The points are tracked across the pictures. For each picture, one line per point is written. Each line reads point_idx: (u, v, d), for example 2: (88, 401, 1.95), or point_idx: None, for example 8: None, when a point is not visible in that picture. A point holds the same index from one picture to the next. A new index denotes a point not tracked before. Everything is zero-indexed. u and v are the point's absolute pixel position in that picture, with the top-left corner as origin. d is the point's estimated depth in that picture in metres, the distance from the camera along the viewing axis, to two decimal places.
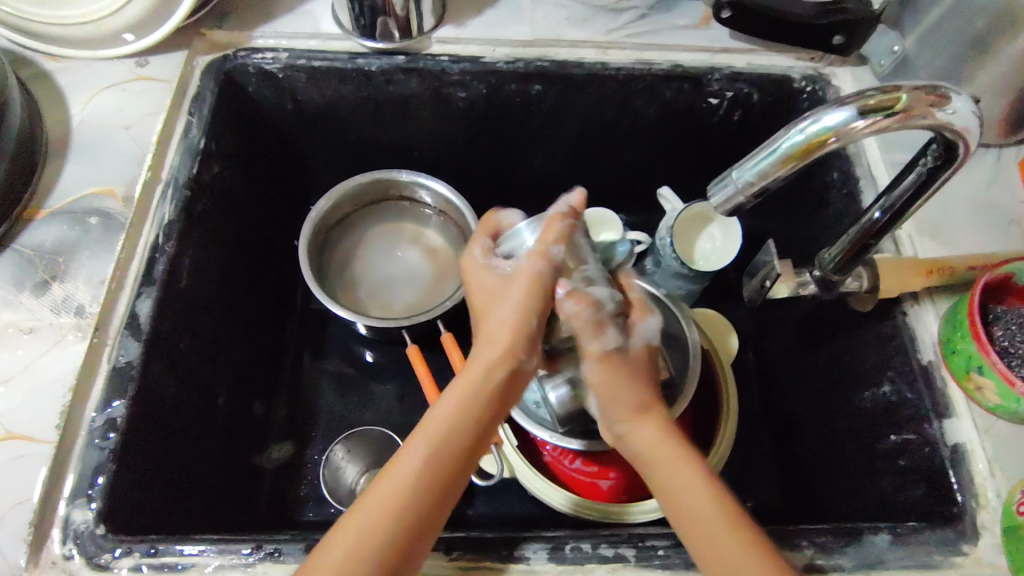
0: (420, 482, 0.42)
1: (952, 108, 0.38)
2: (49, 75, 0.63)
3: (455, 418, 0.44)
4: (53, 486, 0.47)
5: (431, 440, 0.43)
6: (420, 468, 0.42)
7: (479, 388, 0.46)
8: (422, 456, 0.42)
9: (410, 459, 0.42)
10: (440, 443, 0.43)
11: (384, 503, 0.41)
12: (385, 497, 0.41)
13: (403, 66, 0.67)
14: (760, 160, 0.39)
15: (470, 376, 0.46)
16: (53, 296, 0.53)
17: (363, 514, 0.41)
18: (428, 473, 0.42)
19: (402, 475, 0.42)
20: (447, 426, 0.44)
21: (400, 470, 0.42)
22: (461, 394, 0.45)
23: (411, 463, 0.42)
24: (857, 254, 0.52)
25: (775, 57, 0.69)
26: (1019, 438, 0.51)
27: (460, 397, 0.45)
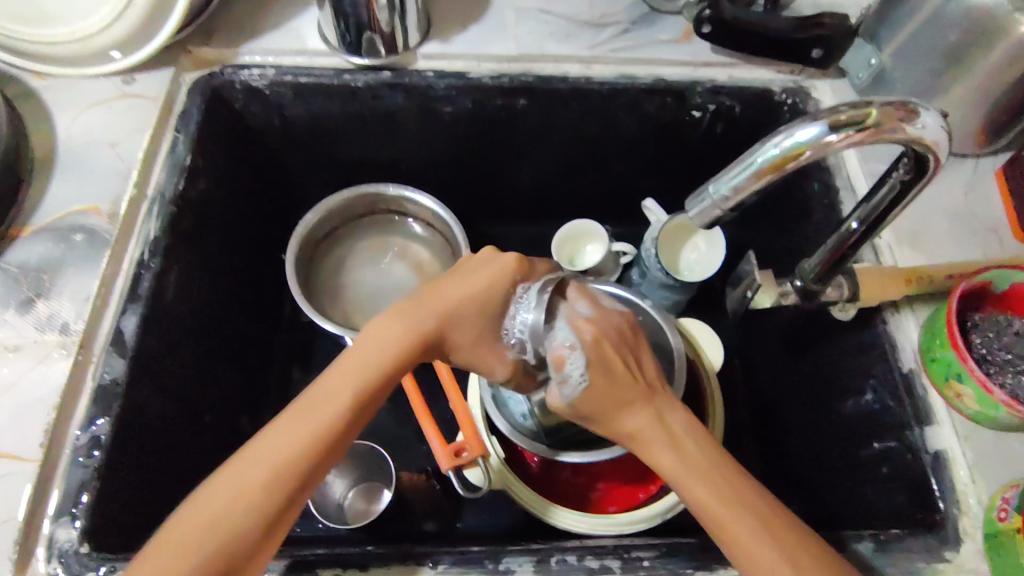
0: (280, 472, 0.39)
1: (921, 123, 0.38)
2: (35, 93, 0.63)
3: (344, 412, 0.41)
4: (37, 505, 0.47)
5: (305, 422, 0.40)
6: (290, 452, 0.39)
7: (377, 367, 0.43)
8: (301, 429, 0.40)
9: (275, 445, 0.39)
10: (330, 420, 0.40)
11: (237, 484, 0.38)
12: (244, 480, 0.38)
13: (389, 81, 0.67)
14: (736, 174, 0.39)
15: (373, 352, 0.44)
16: (38, 313, 0.53)
17: (221, 490, 0.38)
18: (292, 458, 0.39)
19: (267, 456, 0.39)
20: (324, 411, 0.41)
21: (269, 449, 0.39)
22: (352, 365, 0.43)
23: (285, 442, 0.39)
24: (836, 264, 0.53)
25: (756, 70, 0.70)
26: (998, 444, 0.52)
27: (347, 383, 0.42)
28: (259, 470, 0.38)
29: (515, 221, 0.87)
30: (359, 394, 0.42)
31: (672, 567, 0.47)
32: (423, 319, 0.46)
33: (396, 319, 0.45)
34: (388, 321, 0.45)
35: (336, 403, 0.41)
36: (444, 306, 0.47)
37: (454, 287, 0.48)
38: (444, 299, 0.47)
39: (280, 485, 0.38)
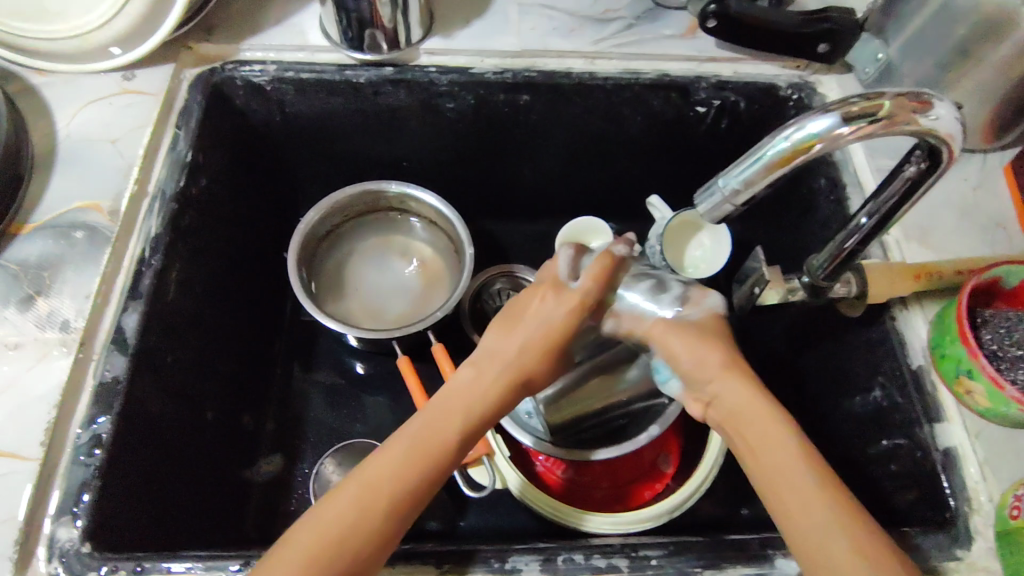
0: (381, 510, 0.42)
1: (936, 115, 0.37)
2: (35, 90, 0.63)
3: (449, 442, 0.45)
4: (38, 503, 0.46)
5: (413, 456, 0.44)
6: (387, 488, 0.42)
7: (477, 407, 0.47)
8: (393, 468, 0.43)
9: (382, 476, 0.43)
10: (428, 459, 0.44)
11: (346, 514, 0.41)
12: (358, 506, 0.41)
13: (391, 77, 0.67)
14: (746, 167, 0.39)
15: (467, 401, 0.48)
16: (38, 311, 0.52)
17: (327, 522, 0.41)
18: (397, 485, 0.43)
19: (380, 490, 0.42)
20: (435, 444, 0.45)
21: (371, 483, 0.42)
22: (446, 423, 0.46)
23: (380, 481, 0.42)
24: (846, 260, 0.51)
25: (761, 66, 0.70)
26: (1009, 440, 0.52)
27: (448, 424, 0.46)
28: (363, 504, 0.41)
29: (518, 217, 0.87)
30: (461, 428, 0.46)
31: (680, 566, 0.46)
32: (500, 370, 0.49)
33: (470, 370, 0.50)
34: (473, 378, 0.49)
35: (438, 438, 0.45)
36: (529, 342, 0.51)
37: (527, 331, 0.51)
38: (540, 347, 0.51)
39: (387, 517, 0.42)
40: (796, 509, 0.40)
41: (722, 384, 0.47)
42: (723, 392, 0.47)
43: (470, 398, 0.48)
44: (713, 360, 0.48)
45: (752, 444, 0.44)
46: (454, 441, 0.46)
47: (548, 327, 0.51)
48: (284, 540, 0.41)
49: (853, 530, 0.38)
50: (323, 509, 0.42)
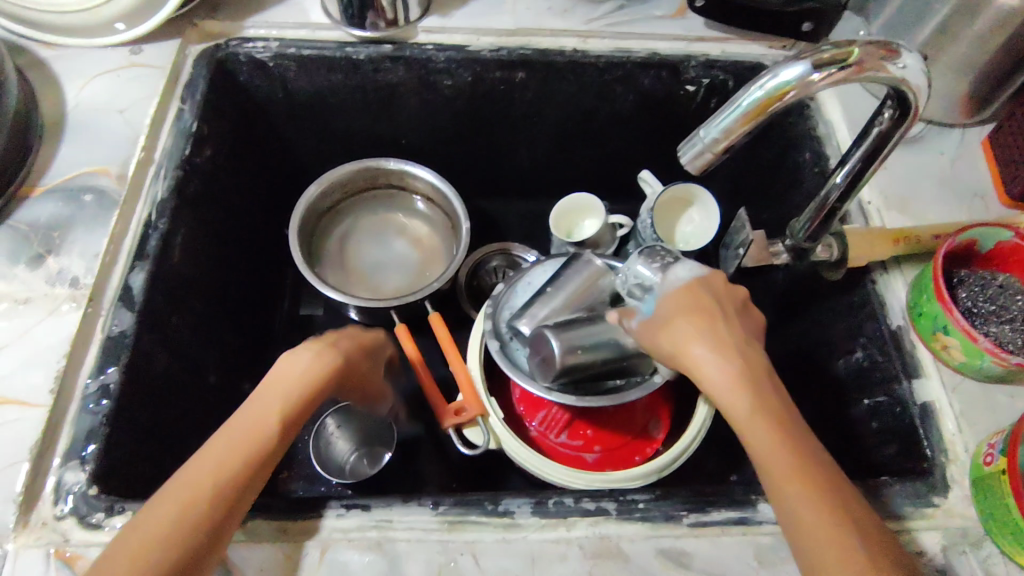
0: (211, 483, 0.40)
1: (903, 63, 0.40)
2: (45, 63, 0.65)
3: (258, 426, 0.44)
4: (47, 449, 0.48)
5: (239, 435, 0.43)
6: (217, 469, 0.41)
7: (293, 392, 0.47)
8: (223, 457, 0.42)
9: (209, 456, 0.42)
10: (253, 441, 0.43)
11: (175, 494, 0.40)
12: (187, 488, 0.40)
13: (390, 54, 0.69)
14: (725, 116, 0.41)
15: (275, 392, 0.47)
16: (48, 268, 0.54)
17: (158, 515, 0.39)
18: (226, 463, 0.41)
19: (202, 473, 0.41)
20: (253, 427, 0.44)
21: (201, 469, 0.41)
22: (260, 406, 0.46)
23: (207, 463, 0.41)
24: (826, 220, 0.54)
25: (748, 44, 0.72)
26: (984, 395, 0.54)
27: (261, 410, 0.45)
28: (192, 484, 0.40)
29: (513, 196, 0.89)
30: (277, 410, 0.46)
31: (667, 509, 0.48)
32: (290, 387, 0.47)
33: (281, 366, 0.49)
34: (269, 388, 0.47)
35: (252, 419, 0.45)
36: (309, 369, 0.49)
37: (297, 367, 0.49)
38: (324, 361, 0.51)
39: (219, 485, 0.41)
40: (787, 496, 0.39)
41: (710, 373, 0.44)
42: (713, 373, 0.44)
43: (270, 393, 0.47)
44: (698, 348, 0.45)
45: (738, 424, 0.42)
46: (264, 426, 0.44)
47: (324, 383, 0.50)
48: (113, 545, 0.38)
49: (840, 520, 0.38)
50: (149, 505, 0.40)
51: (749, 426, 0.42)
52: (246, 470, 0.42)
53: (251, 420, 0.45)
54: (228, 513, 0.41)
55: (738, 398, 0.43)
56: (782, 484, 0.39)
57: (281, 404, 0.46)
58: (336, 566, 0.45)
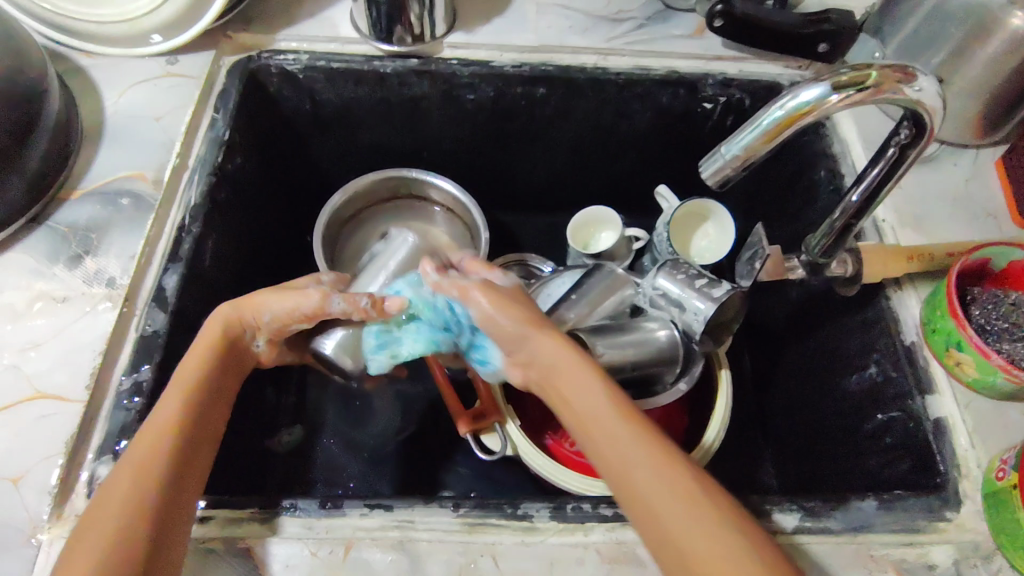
0: (145, 467, 0.43)
1: (919, 86, 0.42)
2: (84, 71, 0.67)
3: (172, 417, 0.46)
4: (82, 442, 0.50)
5: (152, 428, 0.45)
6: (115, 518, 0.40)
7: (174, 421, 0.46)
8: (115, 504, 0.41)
9: (139, 445, 0.44)
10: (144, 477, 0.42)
11: (115, 488, 0.42)
12: (126, 476, 0.42)
13: (416, 68, 0.71)
14: (745, 135, 0.43)
15: (179, 383, 0.48)
16: (86, 268, 0.56)
17: (98, 513, 0.41)
18: (156, 448, 0.44)
19: (136, 460, 0.43)
20: (167, 417, 0.46)
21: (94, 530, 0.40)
22: (169, 399, 0.47)
23: (137, 451, 0.44)
24: (841, 236, 0.55)
25: (765, 65, 0.73)
26: (997, 412, 0.55)
27: (167, 400, 0.47)
28: (129, 471, 0.43)
29: (531, 208, 0.90)
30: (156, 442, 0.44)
31: None
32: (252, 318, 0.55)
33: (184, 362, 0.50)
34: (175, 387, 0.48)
35: (161, 413, 0.46)
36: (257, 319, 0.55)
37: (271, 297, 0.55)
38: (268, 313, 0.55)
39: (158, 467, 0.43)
40: (652, 506, 0.40)
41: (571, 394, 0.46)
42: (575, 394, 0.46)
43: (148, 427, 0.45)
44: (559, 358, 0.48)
45: (597, 425, 0.44)
46: (178, 414, 0.46)
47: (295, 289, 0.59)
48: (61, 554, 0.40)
49: (713, 517, 0.38)
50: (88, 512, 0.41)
51: (599, 423, 0.44)
52: (177, 447, 0.45)
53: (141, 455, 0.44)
54: (175, 503, 0.43)
55: (592, 394, 0.45)
56: (652, 496, 0.40)
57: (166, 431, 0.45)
58: (360, 564, 0.46)
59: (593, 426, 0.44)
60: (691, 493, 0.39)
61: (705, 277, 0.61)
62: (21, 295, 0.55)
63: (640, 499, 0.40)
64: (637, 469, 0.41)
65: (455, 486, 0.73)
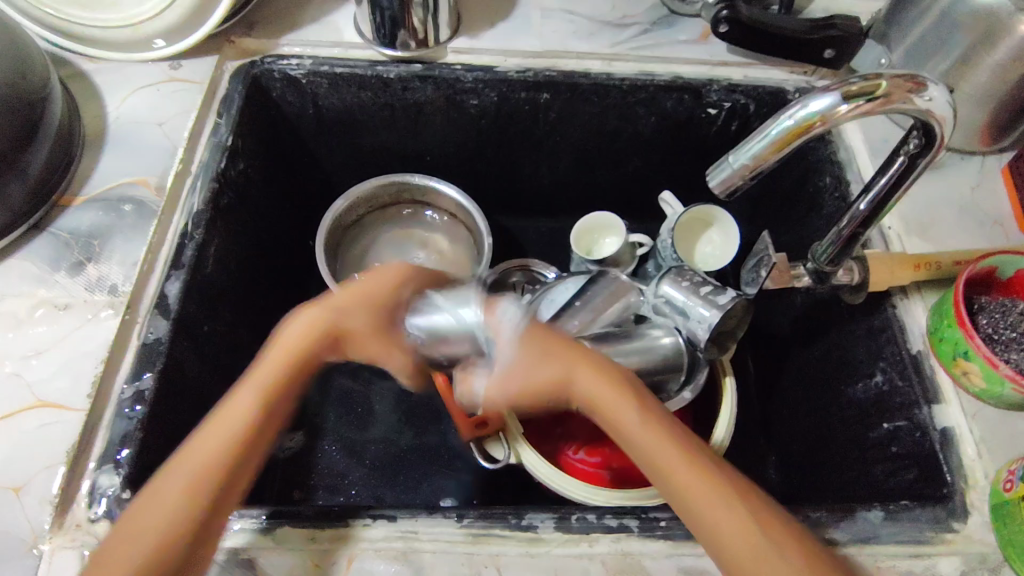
0: (203, 481, 0.42)
1: (929, 96, 0.42)
2: (87, 76, 0.67)
3: (243, 414, 0.44)
4: (83, 451, 0.49)
5: (221, 429, 0.44)
6: (161, 519, 0.40)
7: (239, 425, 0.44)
8: (173, 503, 0.41)
9: (213, 450, 0.43)
10: (195, 481, 0.41)
11: (171, 491, 0.41)
12: (186, 482, 0.41)
13: (419, 73, 0.71)
14: (754, 144, 0.42)
15: (256, 380, 0.46)
16: (88, 275, 0.56)
17: (149, 509, 0.41)
18: (221, 462, 0.42)
19: (197, 469, 0.42)
20: (238, 426, 0.44)
21: (144, 520, 0.40)
22: (239, 399, 0.45)
23: (204, 459, 0.42)
24: (848, 244, 0.55)
25: (770, 70, 0.73)
26: (1004, 422, 0.54)
27: (239, 397, 0.45)
28: (187, 476, 0.41)
29: (534, 213, 0.90)
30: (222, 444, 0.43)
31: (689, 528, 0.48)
32: (358, 321, 0.51)
33: (271, 349, 0.48)
34: (255, 386, 0.46)
35: (232, 418, 0.44)
36: (337, 319, 0.51)
37: (364, 291, 0.52)
38: (358, 312, 0.51)
39: (214, 484, 0.42)
40: (724, 536, 0.41)
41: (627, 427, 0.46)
42: (628, 427, 0.45)
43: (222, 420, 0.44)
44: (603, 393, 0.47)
45: (657, 463, 0.44)
46: (252, 411, 0.45)
47: (368, 294, 0.52)
48: (114, 534, 0.41)
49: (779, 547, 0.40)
50: (145, 499, 0.41)
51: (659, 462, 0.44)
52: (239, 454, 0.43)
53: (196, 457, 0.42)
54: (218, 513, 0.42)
55: (648, 438, 0.44)
56: (727, 527, 0.41)
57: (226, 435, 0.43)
58: None
59: (656, 467, 0.44)
60: (755, 520, 0.41)
61: (710, 284, 0.61)
62: (22, 302, 0.55)
63: (713, 528, 0.42)
64: (704, 499, 0.42)
65: (458, 494, 0.72)
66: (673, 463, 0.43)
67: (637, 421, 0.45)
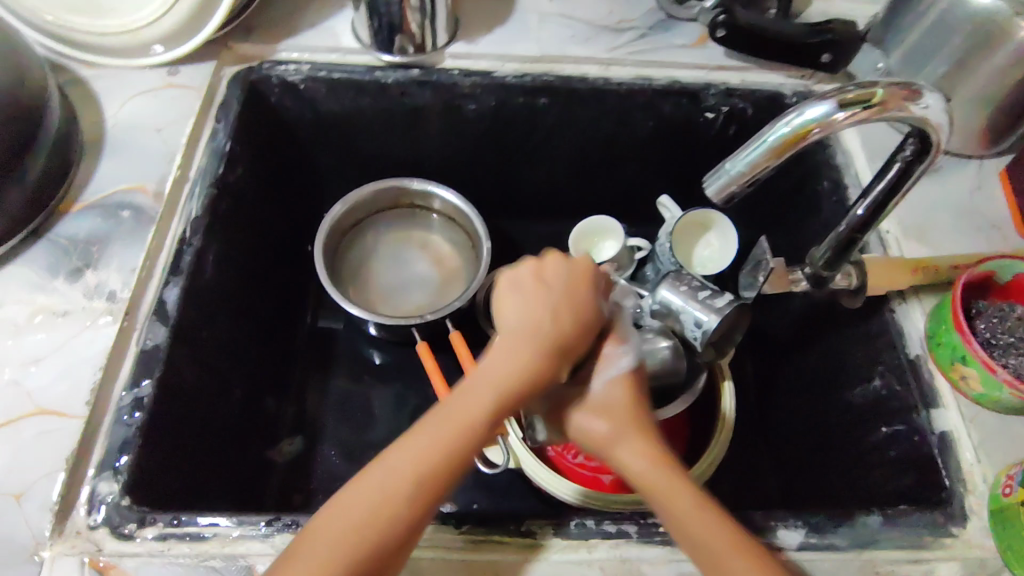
0: (387, 518, 0.40)
1: (925, 103, 0.42)
2: (85, 81, 0.67)
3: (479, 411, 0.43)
4: (81, 458, 0.49)
5: (432, 447, 0.42)
6: (355, 524, 0.40)
7: (479, 418, 0.43)
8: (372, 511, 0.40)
9: (386, 474, 0.41)
10: (384, 501, 0.40)
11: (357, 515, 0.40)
12: (377, 494, 0.41)
13: (417, 78, 0.71)
14: (750, 152, 0.43)
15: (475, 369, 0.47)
16: (86, 282, 0.56)
17: (332, 530, 0.40)
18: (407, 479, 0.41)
19: (373, 491, 0.41)
20: (421, 448, 0.42)
21: (329, 527, 0.40)
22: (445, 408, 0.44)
23: (391, 485, 0.41)
24: (845, 249, 0.55)
25: (767, 75, 0.73)
26: (1003, 425, 0.54)
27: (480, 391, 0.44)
28: (373, 506, 0.40)
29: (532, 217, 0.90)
30: (446, 438, 0.42)
31: None
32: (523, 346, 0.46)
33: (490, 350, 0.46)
34: (437, 416, 0.43)
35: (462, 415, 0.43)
36: (557, 329, 0.46)
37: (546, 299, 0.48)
38: (567, 326, 0.47)
39: (394, 514, 0.40)
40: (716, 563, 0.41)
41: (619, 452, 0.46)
42: (620, 443, 0.46)
43: (438, 422, 0.43)
44: (616, 399, 0.48)
45: (643, 478, 0.44)
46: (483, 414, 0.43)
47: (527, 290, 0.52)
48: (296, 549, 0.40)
49: None
50: (330, 513, 0.41)
51: (691, 533, 0.42)
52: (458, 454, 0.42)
53: (414, 464, 0.41)
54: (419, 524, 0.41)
55: (683, 502, 0.43)
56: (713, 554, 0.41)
57: (431, 453, 0.42)
58: None
59: (681, 531, 0.42)
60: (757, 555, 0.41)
61: (708, 289, 0.60)
62: (21, 309, 0.55)
63: (704, 547, 0.41)
64: (700, 527, 0.42)
65: (456, 498, 0.72)
66: (649, 468, 0.45)
67: (639, 443, 0.46)
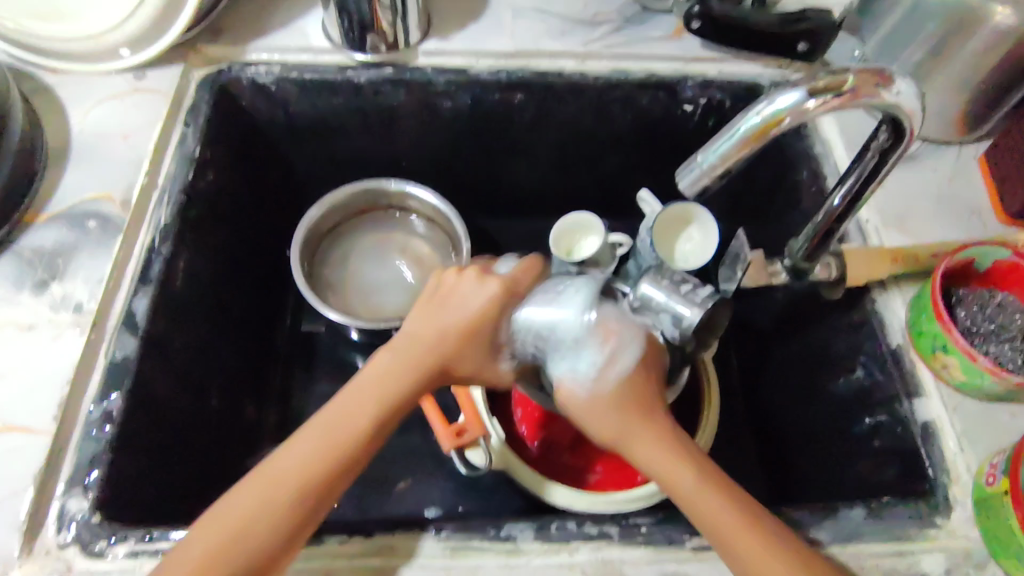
0: (261, 517, 0.42)
1: (897, 89, 0.42)
2: (49, 88, 0.65)
3: (364, 427, 0.45)
4: (49, 476, 0.48)
5: (291, 471, 0.43)
6: (244, 513, 0.42)
7: (352, 439, 0.44)
8: (257, 508, 0.42)
9: (282, 473, 0.43)
10: (274, 502, 0.42)
11: (252, 512, 0.42)
12: (261, 492, 0.42)
13: (390, 77, 0.70)
14: (721, 143, 0.42)
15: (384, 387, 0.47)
16: (52, 294, 0.55)
17: (219, 519, 0.42)
18: (302, 480, 0.43)
19: (278, 485, 0.43)
20: (317, 444, 0.44)
21: (225, 511, 0.42)
22: (336, 410, 0.46)
23: (266, 488, 0.42)
24: (823, 240, 0.55)
25: (744, 65, 0.72)
26: (985, 413, 0.54)
27: (364, 407, 0.46)
28: (253, 511, 0.42)
29: (512, 214, 0.89)
30: (321, 451, 0.44)
31: (668, 533, 0.48)
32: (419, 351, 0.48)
33: (389, 354, 0.48)
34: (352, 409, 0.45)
35: (354, 422, 0.45)
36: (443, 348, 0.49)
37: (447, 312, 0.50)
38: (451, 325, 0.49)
39: (288, 498, 0.42)
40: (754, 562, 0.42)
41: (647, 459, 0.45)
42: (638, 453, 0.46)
43: (335, 427, 0.45)
44: (613, 422, 0.47)
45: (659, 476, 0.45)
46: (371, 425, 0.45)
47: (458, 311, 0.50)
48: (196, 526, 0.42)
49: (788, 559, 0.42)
50: (228, 497, 0.43)
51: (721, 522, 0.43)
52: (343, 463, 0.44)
53: (298, 466, 0.43)
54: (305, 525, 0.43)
55: (715, 514, 0.43)
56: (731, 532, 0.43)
57: (323, 455, 0.44)
58: None
59: (702, 524, 0.43)
60: (758, 522, 0.43)
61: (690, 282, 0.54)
62: None
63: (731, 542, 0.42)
64: (722, 520, 0.43)
65: (442, 502, 0.71)
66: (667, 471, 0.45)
67: (646, 441, 0.46)
